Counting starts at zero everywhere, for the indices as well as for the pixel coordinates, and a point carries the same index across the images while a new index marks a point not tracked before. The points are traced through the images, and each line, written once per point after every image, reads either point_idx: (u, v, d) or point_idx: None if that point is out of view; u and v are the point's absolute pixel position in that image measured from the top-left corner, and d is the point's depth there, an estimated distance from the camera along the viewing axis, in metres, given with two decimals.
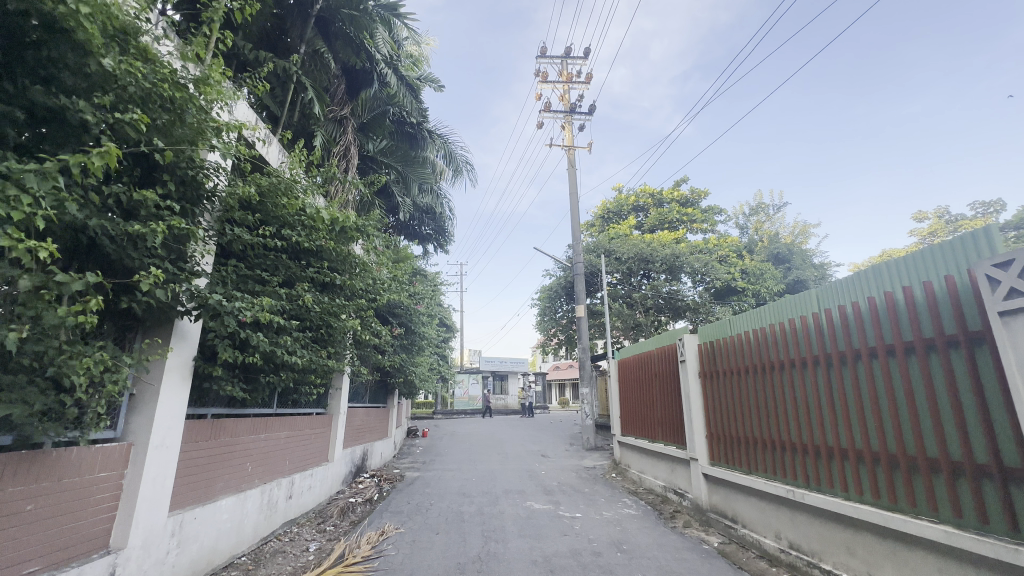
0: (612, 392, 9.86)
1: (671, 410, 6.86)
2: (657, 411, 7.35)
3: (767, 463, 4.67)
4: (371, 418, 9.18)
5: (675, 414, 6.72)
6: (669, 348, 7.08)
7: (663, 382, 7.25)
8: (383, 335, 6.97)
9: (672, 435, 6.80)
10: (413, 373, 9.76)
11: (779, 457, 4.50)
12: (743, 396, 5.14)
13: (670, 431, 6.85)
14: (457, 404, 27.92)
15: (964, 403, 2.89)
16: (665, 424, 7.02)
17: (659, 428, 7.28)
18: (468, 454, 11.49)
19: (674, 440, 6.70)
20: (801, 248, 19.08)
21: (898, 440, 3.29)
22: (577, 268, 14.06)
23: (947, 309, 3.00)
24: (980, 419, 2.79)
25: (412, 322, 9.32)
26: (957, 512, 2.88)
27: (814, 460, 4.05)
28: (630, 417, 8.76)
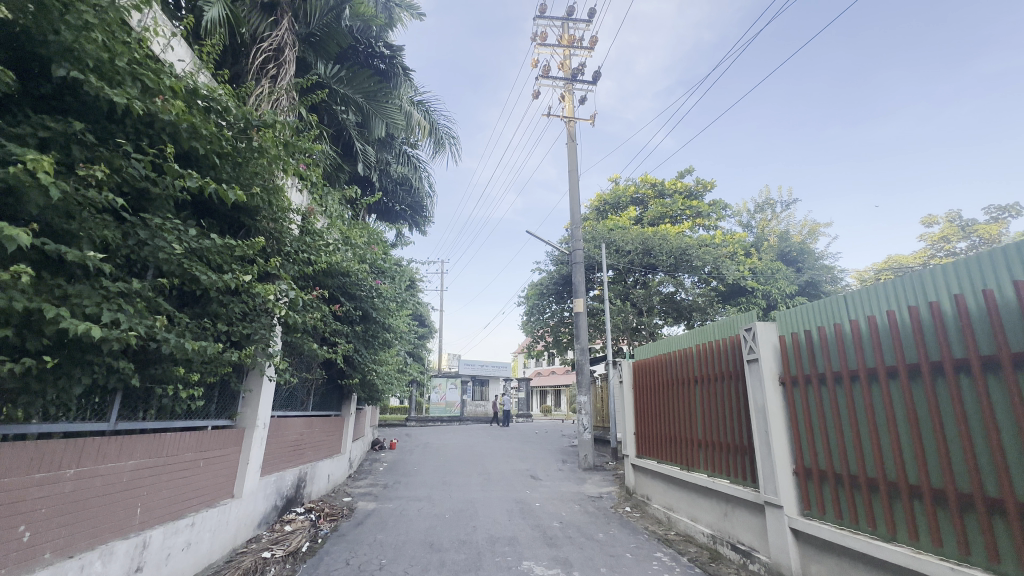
0: (623, 403, 7.93)
1: (724, 429, 4.95)
2: (699, 432, 5.42)
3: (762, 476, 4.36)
4: (315, 431, 6.98)
5: (730, 436, 4.83)
6: (719, 343, 5.13)
7: (704, 389, 5.38)
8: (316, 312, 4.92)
9: (725, 465, 4.90)
10: (372, 370, 7.71)
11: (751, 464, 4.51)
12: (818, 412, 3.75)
13: (722, 457, 4.95)
14: (433, 411, 25.62)
15: (928, 427, 2.92)
16: (713, 447, 5.12)
17: (701, 452, 5.39)
18: (441, 476, 9.37)
19: (730, 472, 4.79)
20: (813, 248, 17.58)
21: (863, 461, 3.33)
22: (575, 256, 12.07)
23: (909, 335, 3.05)
24: (945, 447, 2.81)
25: (371, 306, 7.19)
26: (914, 535, 2.93)
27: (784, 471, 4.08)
28: (651, 435, 6.83)
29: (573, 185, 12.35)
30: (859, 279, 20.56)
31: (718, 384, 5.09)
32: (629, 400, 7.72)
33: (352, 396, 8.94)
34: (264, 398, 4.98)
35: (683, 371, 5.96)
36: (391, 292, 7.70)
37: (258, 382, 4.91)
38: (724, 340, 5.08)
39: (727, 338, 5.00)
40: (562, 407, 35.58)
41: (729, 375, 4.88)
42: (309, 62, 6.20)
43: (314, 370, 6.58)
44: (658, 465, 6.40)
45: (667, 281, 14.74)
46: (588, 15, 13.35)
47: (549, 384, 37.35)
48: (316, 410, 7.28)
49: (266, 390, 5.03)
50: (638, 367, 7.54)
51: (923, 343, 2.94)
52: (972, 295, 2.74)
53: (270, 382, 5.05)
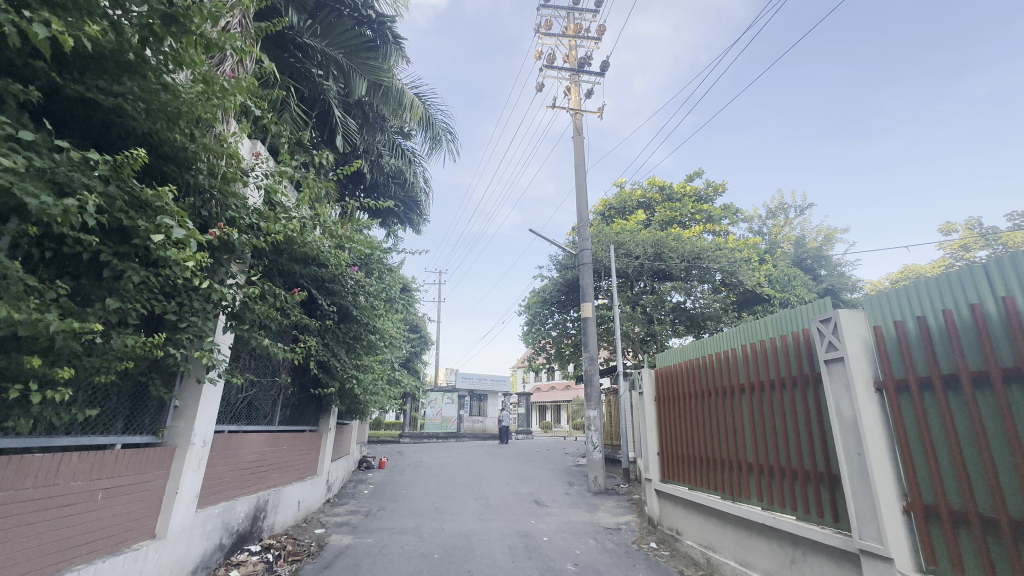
0: (643, 417, 6.85)
1: (786, 450, 3.93)
2: (751, 455, 4.39)
3: (765, 484, 4.15)
4: (281, 450, 5.88)
5: (800, 459, 3.78)
6: (781, 342, 4.08)
7: (757, 400, 4.34)
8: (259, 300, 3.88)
9: (793, 497, 3.84)
10: (351, 379, 6.62)
11: (779, 479, 3.99)
12: (799, 416, 3.82)
13: (784, 486, 3.92)
14: (428, 427, 24.34)
15: (894, 436, 3.02)
16: (769, 472, 4.10)
17: (754, 478, 4.33)
18: (433, 501, 8.22)
19: (798, 505, 3.76)
20: (830, 255, 16.66)
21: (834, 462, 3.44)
22: (583, 257, 10.85)
23: (874, 350, 3.20)
24: (911, 457, 2.91)
25: (348, 297, 6.17)
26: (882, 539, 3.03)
27: (773, 474, 4.05)
28: (680, 456, 5.78)
29: (580, 180, 11.45)
30: (876, 290, 19.62)
31: (778, 393, 4.05)
32: (651, 414, 6.64)
33: (333, 409, 7.82)
34: (205, 408, 3.95)
35: (724, 377, 4.91)
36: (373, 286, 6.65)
37: (197, 388, 3.88)
38: (785, 337, 4.06)
39: (791, 336, 3.98)
40: (563, 423, 34.27)
41: (796, 378, 3.84)
42: (280, 11, 5.35)
43: (275, 373, 5.51)
44: (691, 492, 5.32)
45: (679, 287, 13.75)
46: (595, 5, 12.64)
47: (549, 399, 36.07)
48: (285, 424, 6.18)
49: (208, 398, 3.99)
50: (661, 376, 6.47)
51: (889, 359, 3.06)
52: (930, 316, 2.89)
53: (212, 389, 4.02)
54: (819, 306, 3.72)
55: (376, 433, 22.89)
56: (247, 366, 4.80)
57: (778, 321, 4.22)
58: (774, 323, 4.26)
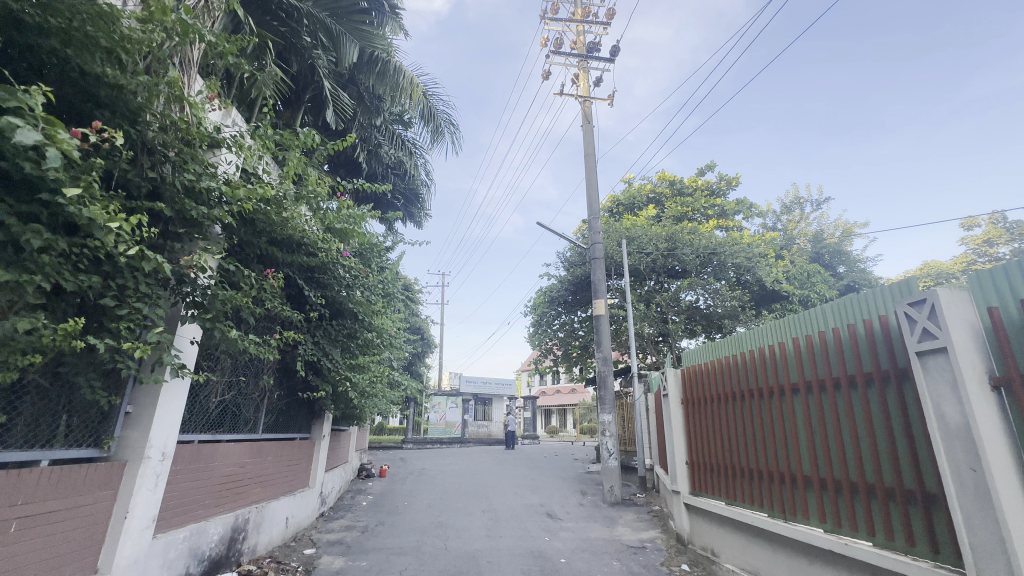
0: (668, 422, 6.18)
1: (856, 460, 3.33)
2: (807, 466, 3.79)
3: (827, 499, 3.56)
4: (265, 461, 5.24)
5: (882, 475, 3.13)
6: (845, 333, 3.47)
7: (818, 403, 3.69)
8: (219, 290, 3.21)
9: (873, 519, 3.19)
10: (343, 382, 5.92)
11: (845, 495, 3.39)
12: (873, 420, 3.21)
13: (854, 503, 3.33)
14: (432, 432, 23.65)
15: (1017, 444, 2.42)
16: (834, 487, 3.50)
17: (816, 495, 3.68)
18: (437, 515, 7.57)
19: (873, 526, 3.16)
20: (850, 250, 15.96)
21: (925, 477, 2.84)
22: (595, 251, 10.17)
23: (987, 338, 2.59)
24: None
25: (336, 283, 5.59)
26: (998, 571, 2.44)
27: (839, 489, 3.46)
28: (713, 466, 5.14)
29: (590, 171, 10.84)
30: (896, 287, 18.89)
31: (847, 393, 3.40)
32: (678, 418, 5.96)
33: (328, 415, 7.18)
34: (165, 415, 3.33)
35: (772, 376, 4.27)
36: (367, 276, 6.03)
37: (154, 392, 3.27)
38: (855, 327, 3.40)
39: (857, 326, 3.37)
40: (570, 427, 33.53)
41: (869, 374, 3.23)
42: None
43: (254, 371, 4.90)
44: (730, 508, 4.67)
45: (694, 283, 13.10)
46: None
47: (555, 403, 35.34)
48: (271, 431, 5.53)
49: (169, 402, 3.38)
50: (689, 375, 5.81)
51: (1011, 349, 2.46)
52: None
53: (174, 391, 3.41)
54: (903, 288, 3.06)
55: (378, 438, 22.26)
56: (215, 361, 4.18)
57: (840, 309, 3.60)
58: (835, 311, 3.65)
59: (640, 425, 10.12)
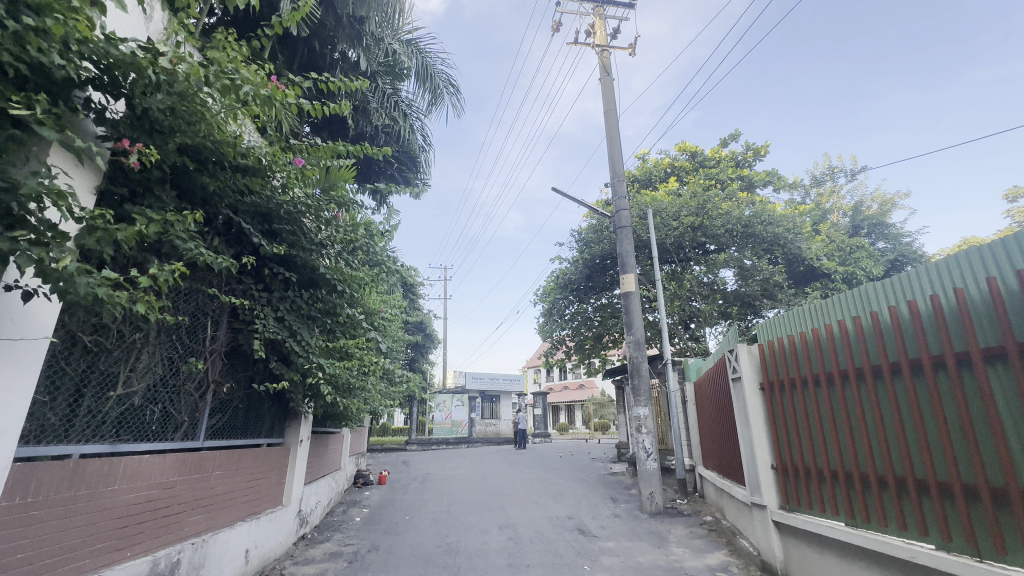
0: (738, 415, 4.81)
1: (940, 457, 2.87)
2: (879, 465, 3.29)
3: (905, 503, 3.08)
4: (211, 478, 3.86)
5: (959, 472, 2.76)
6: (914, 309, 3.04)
7: (894, 389, 3.18)
8: (47, 189, 1.78)
9: (947, 523, 2.81)
10: (315, 368, 4.43)
11: (929, 497, 2.91)
12: (956, 408, 2.79)
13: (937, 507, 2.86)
14: (437, 431, 22.19)
15: None
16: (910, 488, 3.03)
17: (892, 499, 3.17)
18: (445, 534, 6.21)
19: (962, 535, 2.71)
20: (891, 223, 14.48)
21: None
22: (620, 218, 8.74)
23: None
24: None
25: (297, 235, 4.28)
26: None
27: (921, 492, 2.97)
28: (778, 468, 4.28)
29: (612, 128, 9.43)
30: None
31: (932, 377, 2.91)
32: (758, 409, 4.52)
33: (309, 416, 5.78)
34: None
35: (832, 361, 3.72)
36: (340, 233, 4.69)
37: None
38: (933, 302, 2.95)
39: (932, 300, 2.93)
40: (580, 424, 32.12)
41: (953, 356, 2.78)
42: None
43: (179, 351, 3.52)
44: (853, 533, 3.32)
45: (726, 260, 11.69)
46: None
47: (564, 399, 33.89)
48: (220, 437, 4.11)
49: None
50: (773, 353, 4.42)
51: None
52: None
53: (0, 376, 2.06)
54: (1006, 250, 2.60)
55: (380, 441, 20.93)
56: (100, 329, 2.81)
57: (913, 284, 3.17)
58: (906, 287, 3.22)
59: (677, 419, 8.73)
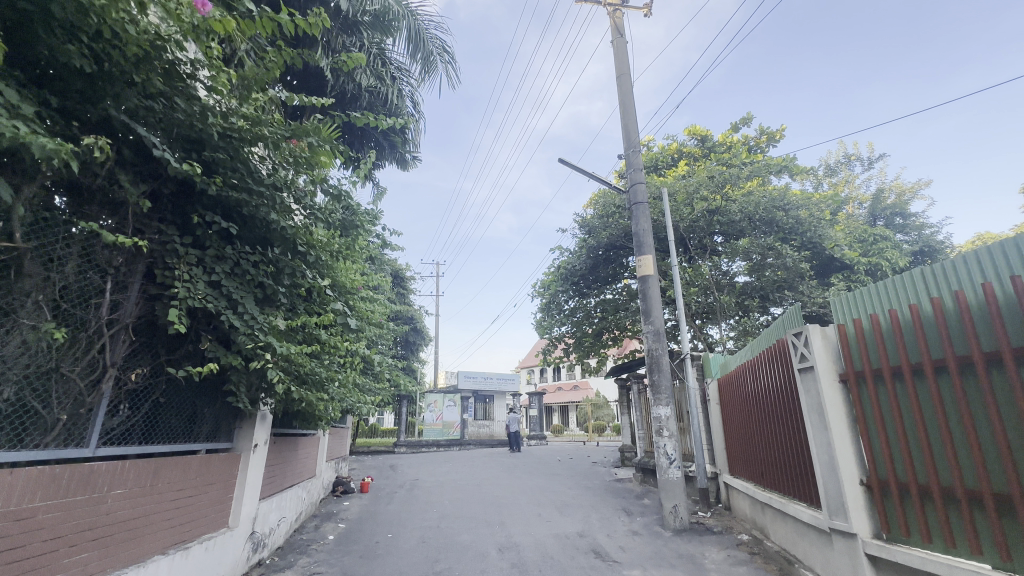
0: (806, 412, 3.77)
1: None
2: (944, 475, 2.80)
3: (979, 523, 2.61)
4: (104, 501, 2.77)
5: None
6: (990, 293, 2.55)
7: (966, 387, 2.68)
8: None
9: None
10: (263, 348, 3.37)
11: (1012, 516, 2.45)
12: None
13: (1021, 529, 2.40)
14: (427, 433, 20.99)
15: None
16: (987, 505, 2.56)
17: (960, 514, 2.70)
18: (434, 558, 5.13)
19: None
20: (912, 213, 13.67)
21: None
22: (636, 193, 7.75)
23: None
24: None
25: (237, 166, 3.22)
26: None
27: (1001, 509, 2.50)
28: (864, 484, 3.30)
29: (626, 94, 8.43)
30: None
31: (1018, 375, 2.42)
32: (840, 407, 3.49)
33: (266, 415, 4.67)
34: None
35: (888, 351, 3.15)
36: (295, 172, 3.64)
37: None
38: (996, 279, 2.58)
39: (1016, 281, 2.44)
40: (575, 426, 31.13)
41: None
42: None
43: (44, 315, 2.45)
44: None
45: (743, 248, 10.77)
46: None
47: (559, 401, 32.86)
48: (129, 442, 3.03)
49: None
50: (855, 335, 3.42)
51: None
52: None
53: None
54: None
55: (366, 443, 19.78)
56: None
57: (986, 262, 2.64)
58: (977, 265, 2.68)
59: (697, 421, 7.76)
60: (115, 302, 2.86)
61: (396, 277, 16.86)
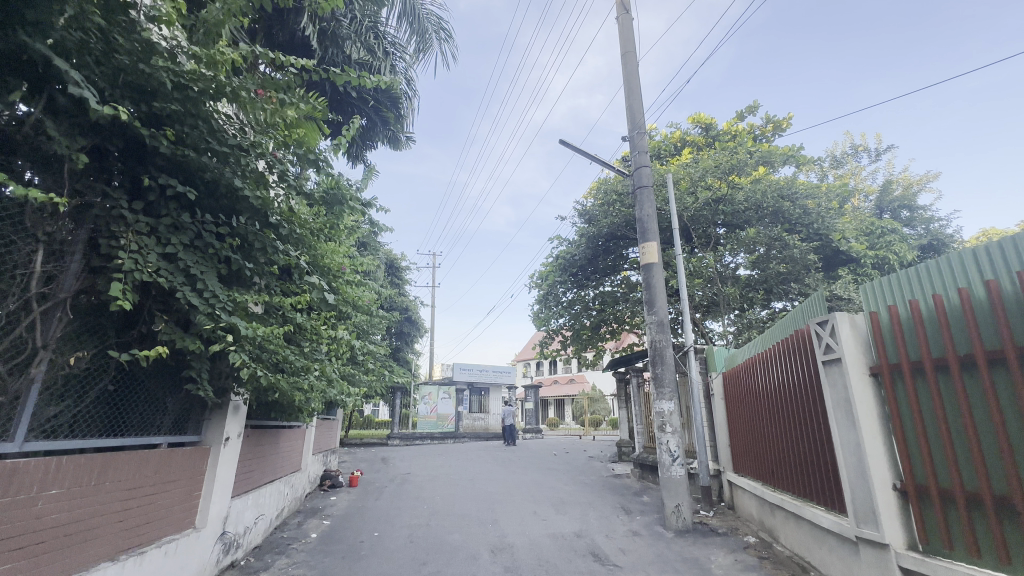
0: (830, 408, 3.43)
1: None
2: (997, 481, 2.45)
3: None
4: (32, 505, 2.39)
5: None
6: None
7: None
8: None
9: None
10: (227, 330, 3.01)
11: None
12: None
13: None
14: (421, 426, 20.68)
15: None
16: None
17: (1016, 526, 2.36)
18: (422, 560, 4.78)
19: None
20: (920, 206, 13.31)
21: None
22: (640, 177, 7.38)
23: None
24: None
25: (194, 117, 2.79)
26: None
27: None
28: (897, 489, 2.96)
29: (631, 73, 8.02)
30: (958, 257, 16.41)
31: None
32: (870, 402, 3.14)
33: (240, 405, 4.29)
34: None
35: (931, 342, 2.81)
36: (266, 131, 3.21)
37: None
38: None
39: None
40: (571, 420, 30.92)
41: None
42: None
43: None
44: None
45: (748, 238, 10.42)
46: None
47: (555, 394, 32.62)
48: (69, 435, 2.67)
49: None
50: (891, 325, 3.08)
51: None
52: None
53: None
54: None
55: (358, 435, 19.47)
56: None
57: None
58: None
59: (700, 416, 7.42)
60: (50, 274, 2.49)
61: (390, 267, 16.45)
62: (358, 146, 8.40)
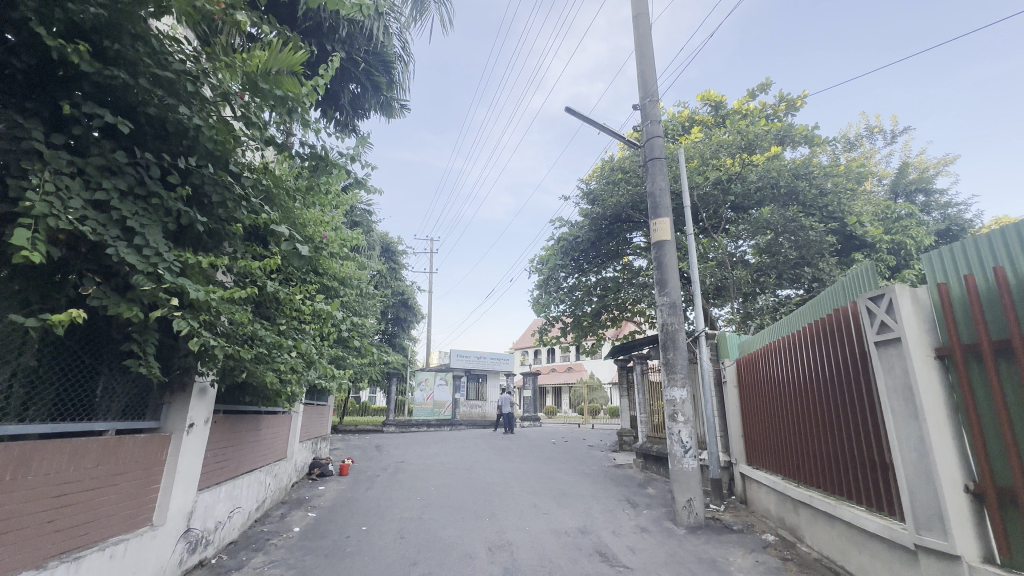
0: (883, 396, 2.96)
1: None
2: None
3: None
4: None
5: None
6: None
7: None
8: None
9: None
10: (175, 294, 2.51)
11: None
12: None
13: None
14: (417, 412, 20.31)
15: None
16: None
17: None
18: (412, 559, 4.35)
19: None
20: (937, 190, 12.79)
21: None
22: (653, 148, 6.83)
23: None
24: None
25: (121, 27, 2.29)
26: None
27: None
28: (971, 491, 2.51)
29: (643, 37, 7.44)
30: None
31: None
32: (937, 390, 2.68)
33: (206, 388, 3.81)
34: None
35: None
36: (222, 58, 2.71)
37: None
38: None
39: None
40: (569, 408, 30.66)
41: None
42: None
43: None
44: None
45: (761, 220, 9.92)
46: None
47: (553, 382, 32.31)
48: None
49: None
50: (967, 298, 2.60)
51: None
52: None
53: None
54: None
55: (353, 421, 19.09)
56: None
57: None
58: None
59: (712, 405, 6.95)
60: None
61: (386, 250, 15.92)
62: (349, 115, 7.82)
